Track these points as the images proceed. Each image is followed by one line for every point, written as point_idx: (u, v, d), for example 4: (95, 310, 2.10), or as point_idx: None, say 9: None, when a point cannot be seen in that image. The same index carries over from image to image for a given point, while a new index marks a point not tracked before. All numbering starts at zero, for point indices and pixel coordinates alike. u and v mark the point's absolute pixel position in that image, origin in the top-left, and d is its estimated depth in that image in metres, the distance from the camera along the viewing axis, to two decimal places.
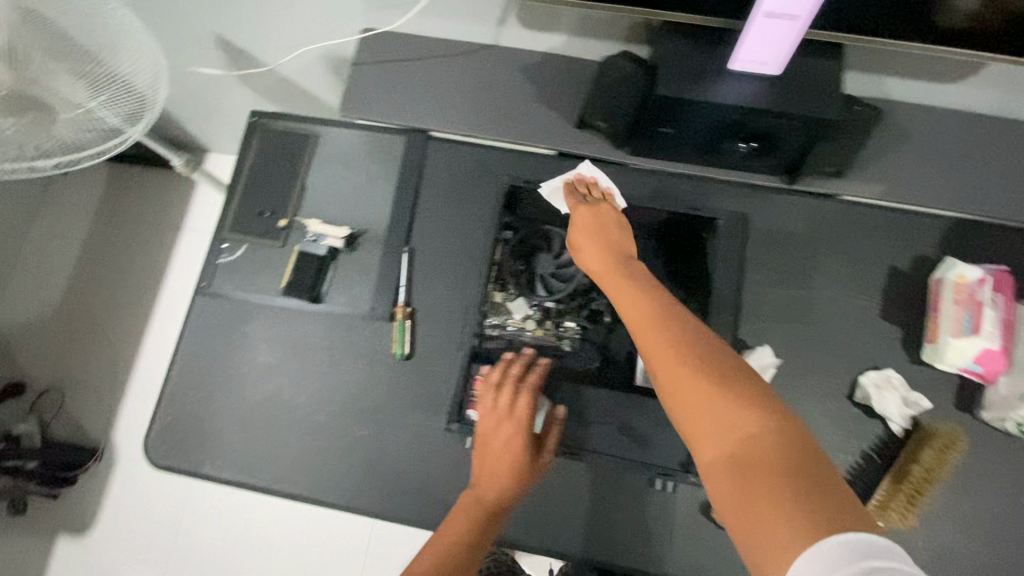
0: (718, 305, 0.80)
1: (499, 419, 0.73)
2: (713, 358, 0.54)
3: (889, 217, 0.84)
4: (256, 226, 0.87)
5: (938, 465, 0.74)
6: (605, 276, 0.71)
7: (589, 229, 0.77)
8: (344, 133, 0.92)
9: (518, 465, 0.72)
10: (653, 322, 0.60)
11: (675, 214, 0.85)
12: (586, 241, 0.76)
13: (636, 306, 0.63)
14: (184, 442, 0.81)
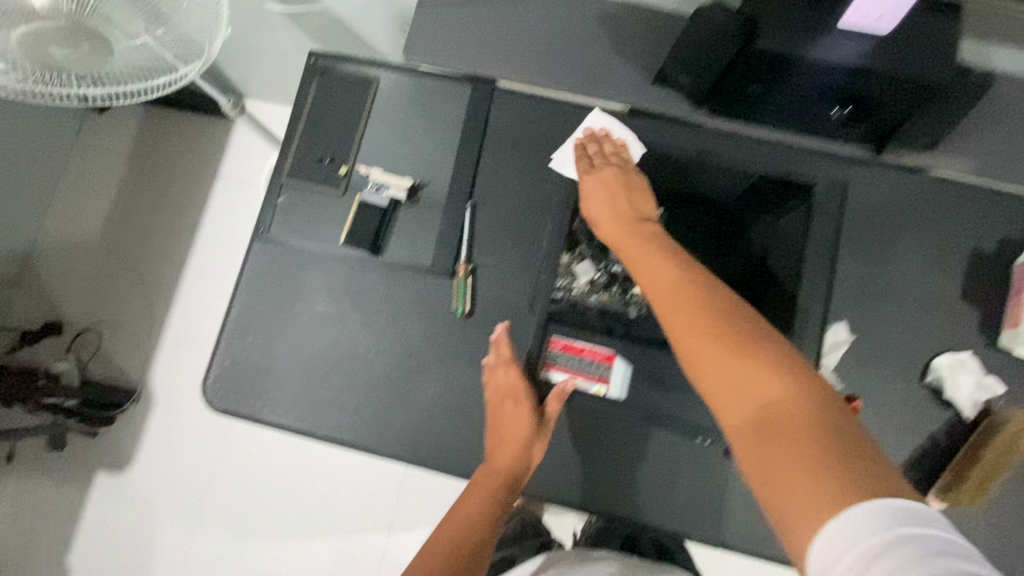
0: (810, 283, 0.73)
1: (501, 397, 0.74)
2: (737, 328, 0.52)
3: (977, 195, 0.81)
4: (315, 173, 0.85)
5: (1009, 454, 0.71)
6: (622, 242, 0.68)
7: (602, 194, 0.74)
8: (406, 78, 0.88)
9: (526, 438, 0.73)
10: (674, 290, 0.57)
11: (763, 179, 0.79)
12: (602, 206, 0.73)
13: (657, 275, 0.61)
14: (242, 387, 0.80)
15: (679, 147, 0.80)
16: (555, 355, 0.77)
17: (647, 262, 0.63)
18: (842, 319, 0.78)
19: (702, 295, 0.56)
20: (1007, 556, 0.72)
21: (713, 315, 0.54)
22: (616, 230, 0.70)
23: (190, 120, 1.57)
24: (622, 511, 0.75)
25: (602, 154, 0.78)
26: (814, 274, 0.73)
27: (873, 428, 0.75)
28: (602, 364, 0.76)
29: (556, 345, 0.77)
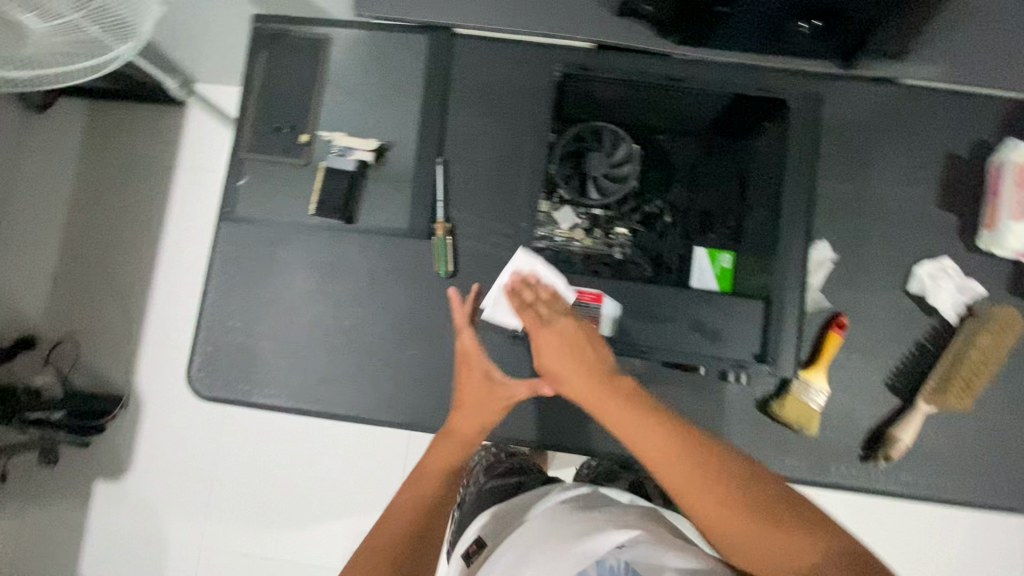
0: (792, 199, 0.69)
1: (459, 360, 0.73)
2: (740, 483, 0.56)
3: (948, 100, 0.80)
4: (276, 144, 0.81)
5: (997, 349, 0.72)
6: (599, 403, 0.62)
7: (562, 342, 0.64)
8: (360, 34, 0.83)
9: (486, 401, 0.71)
10: (678, 462, 0.57)
11: (739, 100, 0.74)
12: (563, 360, 0.64)
13: (649, 443, 0.58)
14: (228, 372, 0.78)
15: (647, 75, 0.73)
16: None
17: (636, 425, 0.59)
18: (824, 237, 0.78)
19: (700, 453, 0.58)
20: (993, 448, 0.75)
21: (716, 477, 0.56)
22: (588, 388, 0.62)
23: (140, 111, 1.49)
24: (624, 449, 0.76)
25: (541, 300, 0.67)
26: (795, 199, 0.69)
27: (862, 341, 0.76)
28: (589, 305, 0.69)
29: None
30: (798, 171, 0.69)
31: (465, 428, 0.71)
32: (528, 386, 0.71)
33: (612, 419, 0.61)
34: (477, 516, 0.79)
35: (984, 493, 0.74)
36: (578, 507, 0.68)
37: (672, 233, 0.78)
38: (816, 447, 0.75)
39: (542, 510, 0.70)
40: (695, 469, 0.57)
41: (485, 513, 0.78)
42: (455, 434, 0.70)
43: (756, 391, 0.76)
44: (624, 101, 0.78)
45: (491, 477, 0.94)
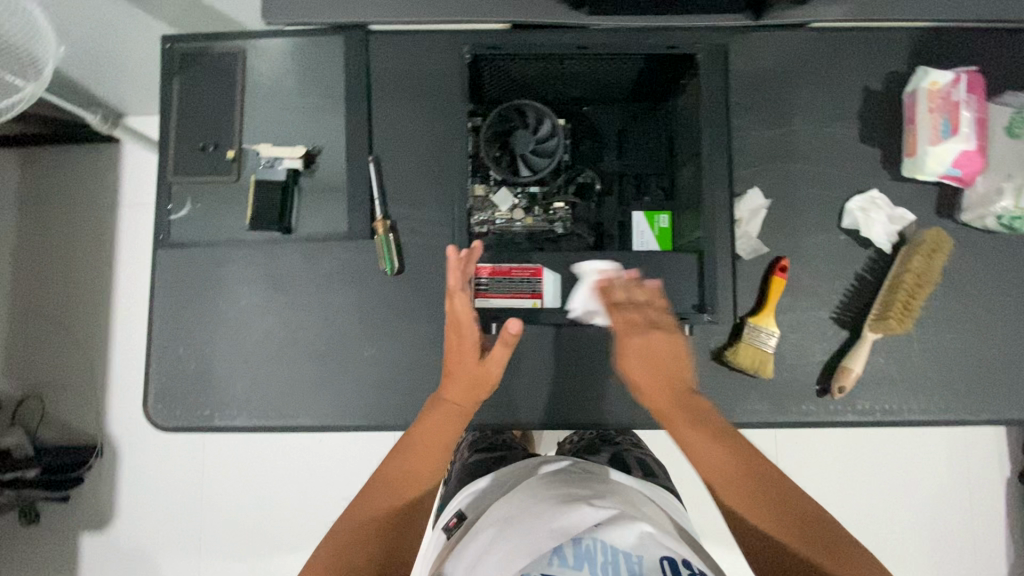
0: (711, 154, 0.69)
1: (451, 326, 0.70)
2: (789, 508, 0.61)
3: (858, 37, 0.82)
4: (203, 164, 0.80)
5: (930, 269, 0.75)
6: (673, 414, 0.66)
7: (640, 356, 0.67)
8: (275, 43, 0.82)
9: (479, 373, 0.70)
10: (730, 471, 0.63)
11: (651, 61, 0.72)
12: (644, 370, 0.67)
13: (709, 452, 0.64)
14: (187, 399, 0.77)
15: (552, 47, 0.71)
16: (486, 283, 0.72)
17: (700, 439, 0.64)
18: (756, 185, 0.80)
19: (754, 472, 0.63)
20: (940, 365, 0.78)
21: (766, 497, 0.62)
22: (664, 399, 0.67)
23: (71, 151, 1.44)
24: (591, 418, 0.77)
25: (630, 302, 0.67)
26: (714, 152, 0.69)
27: (805, 281, 0.79)
28: (532, 280, 0.71)
29: (482, 273, 0.71)
30: (714, 126, 0.69)
31: (455, 398, 0.70)
32: (503, 345, 0.69)
33: (682, 431, 0.65)
34: (462, 490, 0.78)
35: (937, 409, 0.77)
36: (562, 485, 0.67)
37: (609, 200, 0.79)
38: (774, 389, 0.77)
39: (526, 487, 0.69)
40: (743, 479, 0.62)
41: (469, 489, 0.76)
42: (445, 405, 0.70)
43: (711, 343, 0.77)
44: (538, 75, 0.76)
45: (475, 451, 0.94)
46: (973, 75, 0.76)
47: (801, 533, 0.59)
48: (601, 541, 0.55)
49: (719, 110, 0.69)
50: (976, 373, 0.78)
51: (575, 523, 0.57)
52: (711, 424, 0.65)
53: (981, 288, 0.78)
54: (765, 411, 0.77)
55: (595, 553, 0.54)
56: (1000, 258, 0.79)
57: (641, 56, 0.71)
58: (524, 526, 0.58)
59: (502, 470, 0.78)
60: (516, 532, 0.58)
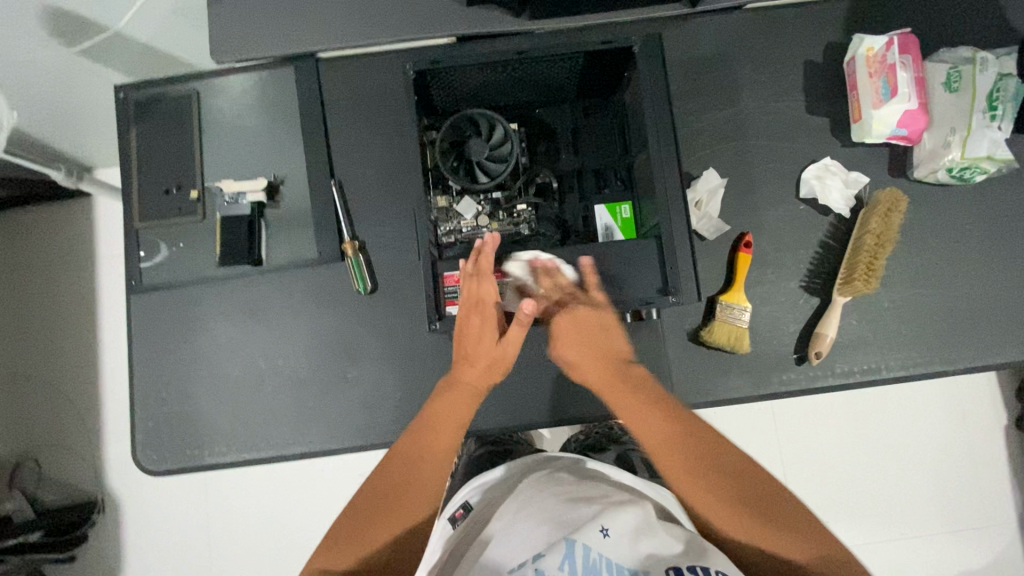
0: (658, 140, 0.71)
1: (467, 308, 0.71)
2: (714, 462, 0.62)
3: (792, 12, 0.84)
4: (168, 207, 0.81)
5: (890, 228, 0.76)
6: (607, 386, 0.69)
7: (576, 337, 0.71)
8: (227, 81, 0.84)
9: (495, 353, 0.72)
10: (662, 434, 0.65)
11: (592, 58, 0.74)
12: (578, 351, 0.71)
13: (651, 431, 0.65)
14: (175, 441, 0.77)
15: (495, 55, 0.73)
16: (454, 291, 0.74)
17: (633, 410, 0.67)
18: (712, 166, 0.81)
19: (694, 445, 0.64)
20: (911, 320, 0.79)
21: (693, 457, 0.63)
22: (602, 379, 0.70)
23: (42, 209, 1.44)
24: (578, 414, 0.77)
25: (561, 291, 0.72)
26: (661, 138, 0.71)
27: (771, 253, 0.80)
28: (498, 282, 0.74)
29: (450, 281, 0.74)
30: (658, 113, 0.71)
31: (471, 378, 0.71)
32: (518, 326, 0.71)
33: (617, 402, 0.68)
34: (470, 483, 0.76)
35: (913, 363, 0.78)
36: (566, 483, 0.66)
37: (570, 196, 0.81)
38: (754, 362, 0.78)
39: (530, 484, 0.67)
40: (672, 438, 0.64)
41: (476, 486, 0.75)
42: (459, 387, 0.71)
43: (686, 324, 0.79)
44: (486, 85, 0.78)
45: (482, 443, 0.95)
46: (905, 37, 0.78)
47: (722, 483, 0.61)
48: (607, 555, 0.52)
49: (662, 99, 0.71)
50: (948, 324, 0.79)
51: (583, 530, 0.55)
52: (643, 395, 0.68)
53: (941, 241, 0.80)
54: (747, 384, 0.78)
55: (602, 568, 0.51)
56: (956, 209, 0.81)
57: (582, 54, 0.73)
58: (528, 526, 0.57)
59: (513, 464, 0.76)
60: (518, 529, 0.58)
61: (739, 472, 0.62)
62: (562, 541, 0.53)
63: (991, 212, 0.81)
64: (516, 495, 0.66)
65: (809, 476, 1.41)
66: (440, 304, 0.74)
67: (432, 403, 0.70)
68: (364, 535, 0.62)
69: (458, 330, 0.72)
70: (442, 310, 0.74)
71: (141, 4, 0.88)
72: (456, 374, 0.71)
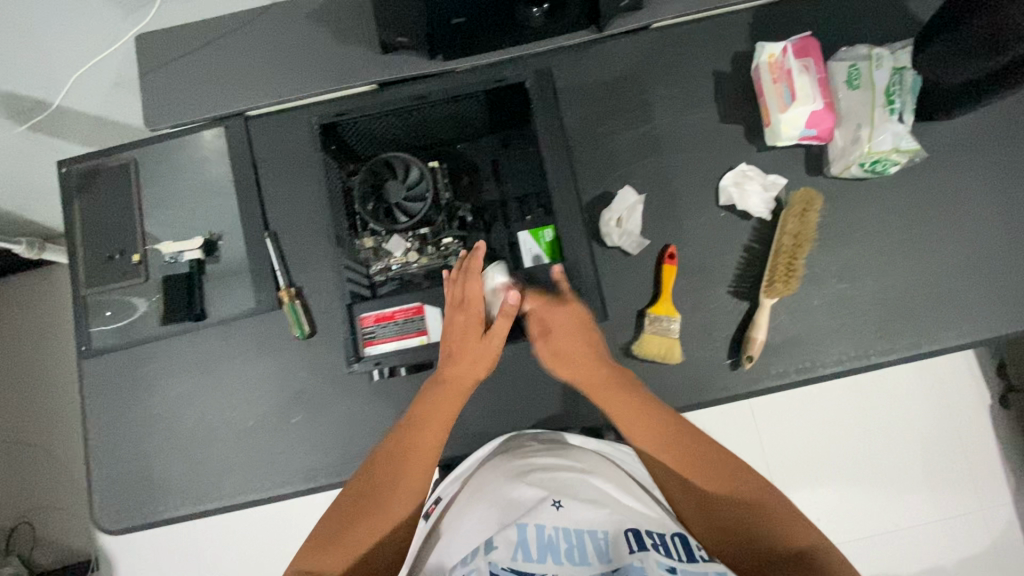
0: (556, 170, 0.75)
1: (454, 309, 0.75)
2: (707, 466, 0.67)
3: (697, 26, 0.87)
4: (111, 272, 0.84)
5: (804, 228, 0.79)
6: (601, 387, 0.72)
7: (562, 338, 0.74)
8: (160, 146, 0.87)
9: (481, 350, 0.74)
10: (660, 438, 0.69)
11: (492, 94, 0.79)
12: (565, 347, 0.74)
13: (644, 428, 0.69)
14: (132, 499, 0.80)
15: (393, 103, 0.76)
16: (372, 330, 0.75)
17: (632, 413, 0.70)
18: (629, 184, 0.84)
19: (673, 437, 0.69)
20: (841, 314, 0.80)
21: (687, 460, 0.68)
22: (591, 376, 0.73)
23: (15, 279, 1.49)
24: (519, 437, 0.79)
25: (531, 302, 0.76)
26: (559, 168, 0.75)
27: (696, 263, 0.81)
28: (415, 318, 0.76)
29: (367, 321, 0.75)
30: (555, 144, 0.75)
31: (457, 376, 0.73)
32: (503, 317, 0.74)
33: (612, 403, 0.71)
34: (450, 476, 0.77)
35: (849, 357, 0.79)
36: (528, 453, 0.71)
37: (496, 226, 0.82)
38: (688, 372, 0.79)
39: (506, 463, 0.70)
40: (664, 443, 0.69)
41: (454, 477, 0.75)
42: (448, 383, 0.73)
43: (619, 339, 0.80)
44: (405, 129, 0.82)
45: None
46: (803, 42, 0.81)
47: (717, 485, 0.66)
48: (560, 527, 0.58)
49: (555, 126, 0.76)
50: (878, 316, 0.80)
51: (537, 511, 0.60)
52: (637, 400, 0.71)
53: (865, 233, 0.81)
54: (684, 393, 0.79)
55: (558, 543, 0.57)
56: (876, 200, 0.82)
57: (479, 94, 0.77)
58: (489, 507, 0.63)
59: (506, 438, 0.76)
60: (477, 513, 0.63)
61: (727, 472, 0.66)
62: (514, 525, 0.59)
63: (912, 201, 0.81)
64: (484, 473, 0.70)
65: (794, 473, 1.39)
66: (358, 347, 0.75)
67: (420, 403, 0.72)
68: (351, 534, 0.66)
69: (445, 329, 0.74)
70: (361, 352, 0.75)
71: (74, 80, 0.93)
72: (446, 372, 0.73)
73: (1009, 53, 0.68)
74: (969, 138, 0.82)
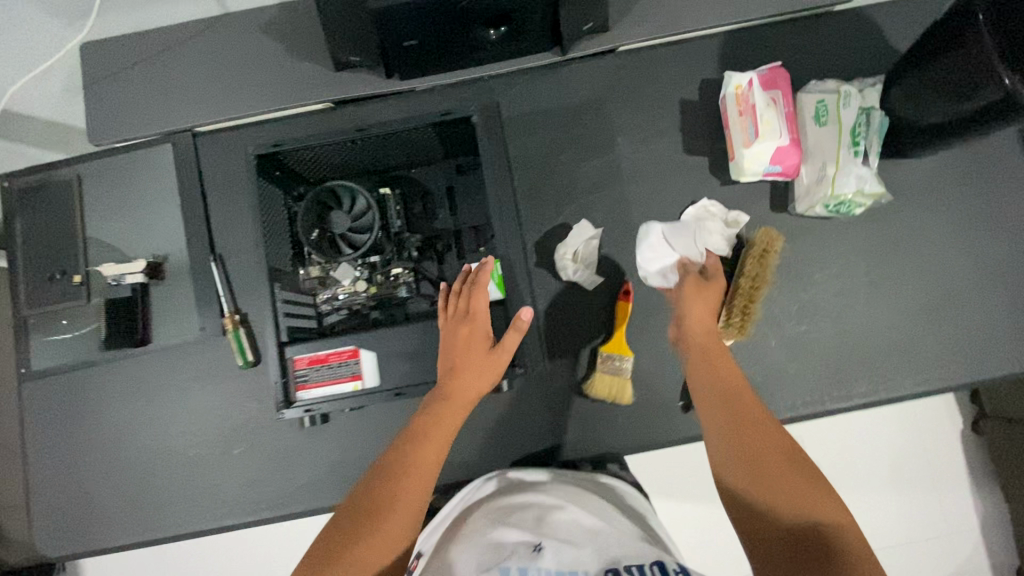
0: (499, 209, 0.69)
1: (454, 320, 0.67)
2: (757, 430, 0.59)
3: (665, 51, 0.83)
4: (52, 292, 0.81)
5: (762, 270, 0.77)
6: (697, 343, 0.70)
7: (698, 302, 0.72)
8: (104, 161, 0.84)
9: (485, 364, 0.65)
10: (727, 388, 0.64)
11: (438, 124, 0.73)
12: (698, 312, 0.72)
13: (710, 380, 0.66)
14: (71, 527, 0.78)
15: (332, 136, 0.72)
16: (304, 374, 0.67)
17: (707, 364, 0.67)
18: (587, 216, 0.81)
19: (744, 408, 0.62)
20: (798, 358, 0.78)
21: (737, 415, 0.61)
22: (697, 331, 0.71)
23: None
24: (465, 474, 0.77)
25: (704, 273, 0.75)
26: (505, 204, 0.70)
27: (652, 300, 0.79)
28: (349, 362, 0.66)
29: (300, 364, 0.67)
30: (500, 180, 0.69)
31: (460, 391, 0.63)
32: (513, 332, 0.65)
33: (699, 355, 0.69)
34: (432, 525, 0.68)
35: (804, 403, 0.77)
36: (518, 498, 0.64)
37: (450, 256, 0.80)
38: (640, 412, 0.77)
39: (504, 502, 0.64)
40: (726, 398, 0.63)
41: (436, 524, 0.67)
42: (449, 398, 0.62)
43: (570, 377, 0.78)
44: (350, 155, 0.77)
45: None
46: (771, 72, 0.78)
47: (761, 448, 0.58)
48: (544, 570, 0.50)
49: (502, 160, 0.70)
50: (836, 361, 0.78)
51: (518, 553, 0.52)
52: (718, 358, 0.68)
53: (826, 275, 0.79)
54: (634, 435, 0.77)
55: None
56: (839, 241, 0.79)
57: (425, 125, 0.73)
58: (476, 543, 0.55)
59: (500, 476, 0.70)
60: (464, 554, 0.54)
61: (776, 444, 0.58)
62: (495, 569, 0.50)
63: (875, 242, 0.79)
64: (478, 508, 0.64)
65: None
66: (290, 390, 0.67)
67: (417, 419, 0.61)
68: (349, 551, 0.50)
69: (446, 337, 0.66)
70: (292, 397, 0.67)
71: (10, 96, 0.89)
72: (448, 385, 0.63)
73: (985, 97, 0.63)
74: (936, 179, 0.79)
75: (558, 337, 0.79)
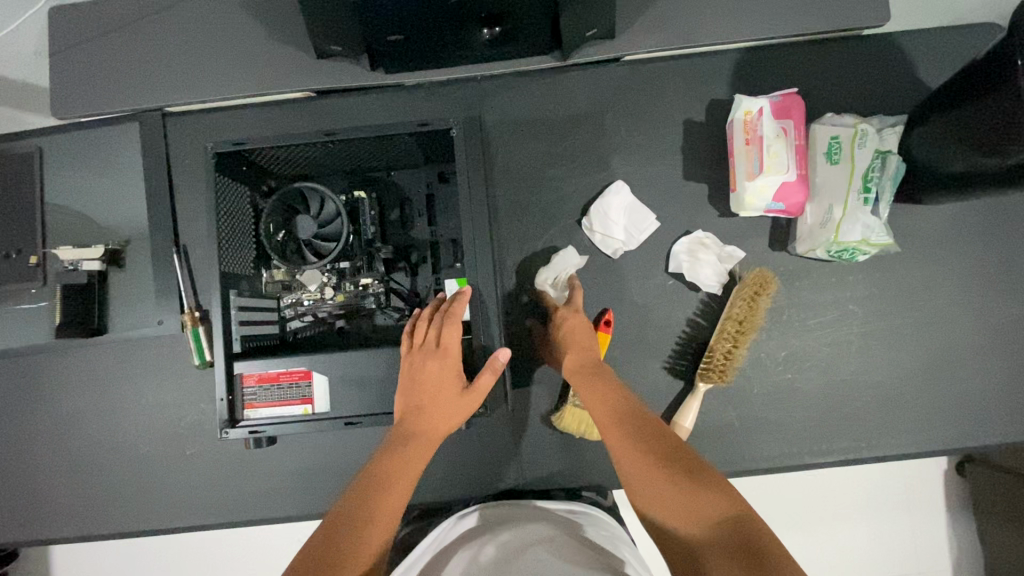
0: (472, 233, 0.63)
1: (422, 353, 0.61)
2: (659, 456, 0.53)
3: (674, 65, 0.77)
4: (6, 271, 0.78)
5: (753, 313, 0.71)
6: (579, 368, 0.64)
7: (569, 334, 0.67)
8: (71, 137, 0.80)
9: (453, 405, 0.60)
10: (619, 418, 0.57)
11: (415, 135, 0.68)
12: (569, 340, 0.66)
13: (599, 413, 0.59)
14: (16, 514, 0.77)
15: (302, 137, 0.67)
16: (253, 392, 0.64)
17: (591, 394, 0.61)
18: (572, 238, 0.76)
19: (640, 431, 0.55)
20: (779, 408, 0.74)
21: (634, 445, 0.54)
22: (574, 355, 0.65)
23: None
24: (420, 498, 0.75)
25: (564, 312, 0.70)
26: (479, 226, 0.63)
27: (633, 334, 0.75)
28: (301, 384, 0.63)
29: (248, 381, 0.64)
30: (473, 197, 0.63)
31: (425, 431, 0.59)
32: (489, 373, 0.61)
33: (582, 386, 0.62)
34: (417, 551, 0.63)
35: (781, 454, 0.73)
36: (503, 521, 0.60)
37: (422, 268, 0.76)
38: (606, 451, 0.74)
39: (477, 535, 0.57)
40: (619, 428, 0.56)
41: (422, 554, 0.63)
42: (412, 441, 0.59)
43: (539, 407, 0.75)
44: (324, 154, 0.72)
45: None
46: (785, 99, 0.72)
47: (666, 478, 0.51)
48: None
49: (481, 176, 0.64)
50: (819, 413, 0.74)
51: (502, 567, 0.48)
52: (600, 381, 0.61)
53: (819, 322, 0.74)
54: (600, 471, 0.74)
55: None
56: (837, 287, 0.74)
57: (402, 135, 0.67)
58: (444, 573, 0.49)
59: (480, 512, 0.64)
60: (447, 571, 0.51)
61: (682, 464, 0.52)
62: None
63: (874, 293, 0.74)
64: (460, 536, 0.59)
65: None
66: (235, 409, 0.64)
67: (379, 460, 0.57)
68: None
69: (412, 370, 0.61)
70: (237, 416, 0.64)
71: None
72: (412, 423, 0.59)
73: (1010, 158, 0.58)
74: (948, 230, 0.74)
75: (530, 364, 0.75)
